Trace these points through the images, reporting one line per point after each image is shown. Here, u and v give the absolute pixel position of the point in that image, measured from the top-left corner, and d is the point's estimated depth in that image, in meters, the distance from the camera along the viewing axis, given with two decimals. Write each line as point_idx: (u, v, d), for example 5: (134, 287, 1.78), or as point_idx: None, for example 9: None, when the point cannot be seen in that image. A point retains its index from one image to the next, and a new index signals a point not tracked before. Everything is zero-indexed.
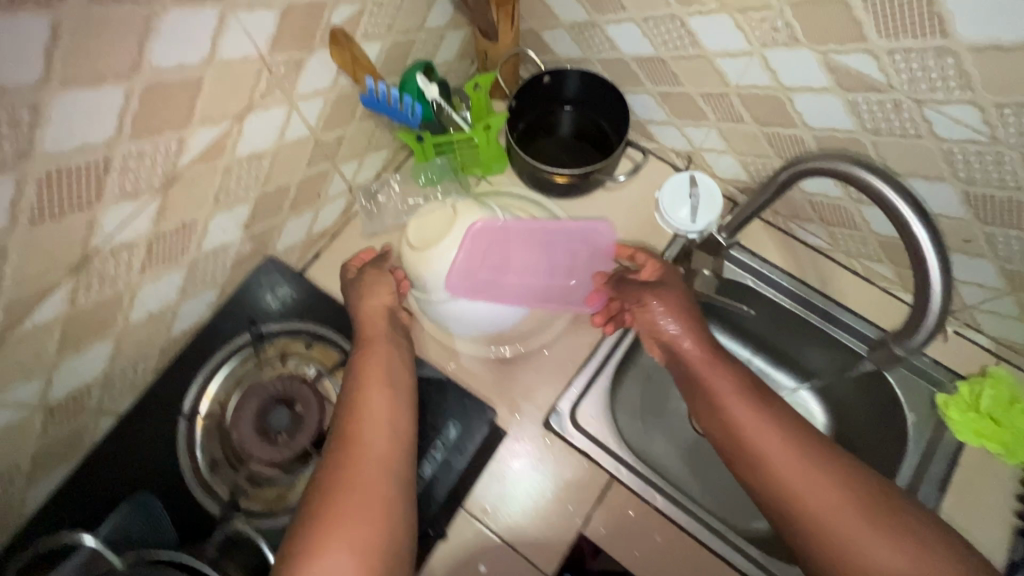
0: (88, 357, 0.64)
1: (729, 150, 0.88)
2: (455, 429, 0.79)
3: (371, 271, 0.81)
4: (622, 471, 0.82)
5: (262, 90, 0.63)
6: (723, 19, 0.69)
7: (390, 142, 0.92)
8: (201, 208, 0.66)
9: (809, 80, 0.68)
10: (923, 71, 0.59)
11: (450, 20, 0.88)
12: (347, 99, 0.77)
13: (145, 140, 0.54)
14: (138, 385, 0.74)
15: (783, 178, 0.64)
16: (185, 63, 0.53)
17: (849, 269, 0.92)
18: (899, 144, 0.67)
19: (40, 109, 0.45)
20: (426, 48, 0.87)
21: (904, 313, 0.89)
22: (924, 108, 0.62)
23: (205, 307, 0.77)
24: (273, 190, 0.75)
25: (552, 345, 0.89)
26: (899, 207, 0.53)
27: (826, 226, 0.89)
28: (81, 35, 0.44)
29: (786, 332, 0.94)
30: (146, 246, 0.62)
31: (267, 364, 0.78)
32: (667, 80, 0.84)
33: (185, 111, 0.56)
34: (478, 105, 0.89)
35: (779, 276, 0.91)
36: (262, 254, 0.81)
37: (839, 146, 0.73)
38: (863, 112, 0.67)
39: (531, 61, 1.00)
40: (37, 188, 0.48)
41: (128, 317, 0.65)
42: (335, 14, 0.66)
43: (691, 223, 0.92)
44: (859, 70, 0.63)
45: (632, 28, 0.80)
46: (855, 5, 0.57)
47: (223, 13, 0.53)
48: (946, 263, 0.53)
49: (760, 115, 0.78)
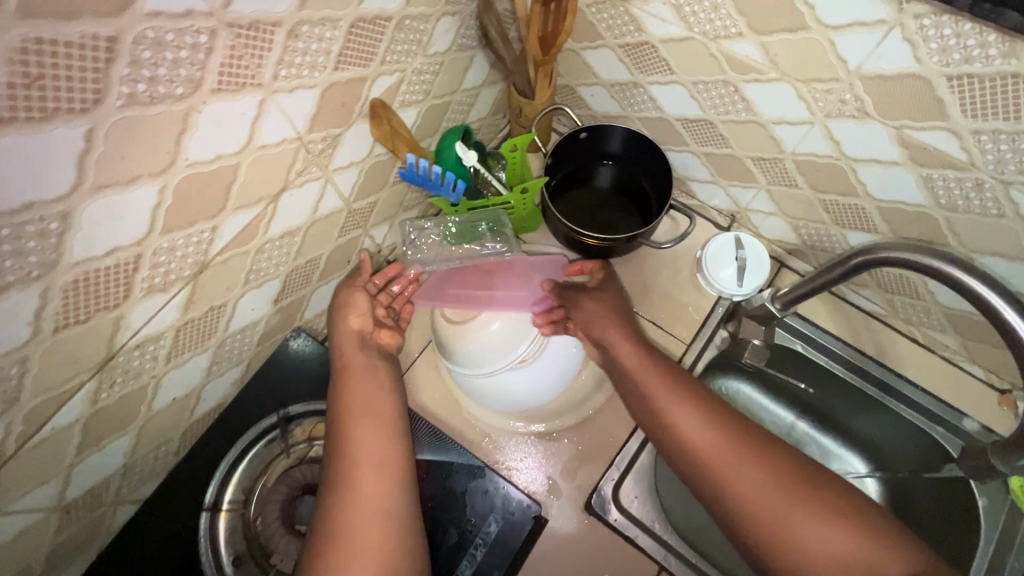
0: (108, 451, 0.60)
1: (778, 213, 0.84)
2: (496, 523, 0.72)
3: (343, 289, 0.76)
4: (672, 560, 0.76)
5: (299, 169, 0.60)
6: (783, 88, 0.65)
7: (421, 202, 0.89)
8: (231, 290, 0.62)
9: (877, 153, 0.64)
10: (1012, 153, 0.54)
11: (486, 78, 0.85)
12: (383, 166, 0.74)
13: (178, 233, 0.51)
14: (158, 470, 0.70)
15: (854, 265, 0.60)
16: (222, 153, 0.50)
17: (907, 336, 0.86)
18: (976, 222, 0.63)
19: (69, 218, 0.41)
20: (461, 107, 0.84)
21: (971, 387, 0.83)
22: (1010, 189, 0.57)
23: (230, 384, 0.73)
24: (304, 262, 0.71)
25: (591, 418, 0.84)
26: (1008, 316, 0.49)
27: (882, 292, 0.84)
28: (116, 139, 0.41)
29: (840, 401, 0.87)
30: (174, 335, 0.58)
31: (295, 449, 0.74)
32: (714, 142, 0.80)
33: (220, 199, 0.53)
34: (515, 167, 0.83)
35: (831, 343, 0.85)
36: (290, 325, 0.77)
37: (906, 220, 0.68)
38: (937, 188, 0.62)
39: (566, 115, 0.96)
40: (63, 294, 0.44)
41: (151, 406, 0.62)
42: (374, 86, 0.63)
43: (737, 287, 0.86)
44: (936, 147, 0.59)
45: (679, 90, 0.76)
46: (939, 84, 0.53)
47: (264, 99, 0.50)
48: None
49: (817, 182, 0.73)
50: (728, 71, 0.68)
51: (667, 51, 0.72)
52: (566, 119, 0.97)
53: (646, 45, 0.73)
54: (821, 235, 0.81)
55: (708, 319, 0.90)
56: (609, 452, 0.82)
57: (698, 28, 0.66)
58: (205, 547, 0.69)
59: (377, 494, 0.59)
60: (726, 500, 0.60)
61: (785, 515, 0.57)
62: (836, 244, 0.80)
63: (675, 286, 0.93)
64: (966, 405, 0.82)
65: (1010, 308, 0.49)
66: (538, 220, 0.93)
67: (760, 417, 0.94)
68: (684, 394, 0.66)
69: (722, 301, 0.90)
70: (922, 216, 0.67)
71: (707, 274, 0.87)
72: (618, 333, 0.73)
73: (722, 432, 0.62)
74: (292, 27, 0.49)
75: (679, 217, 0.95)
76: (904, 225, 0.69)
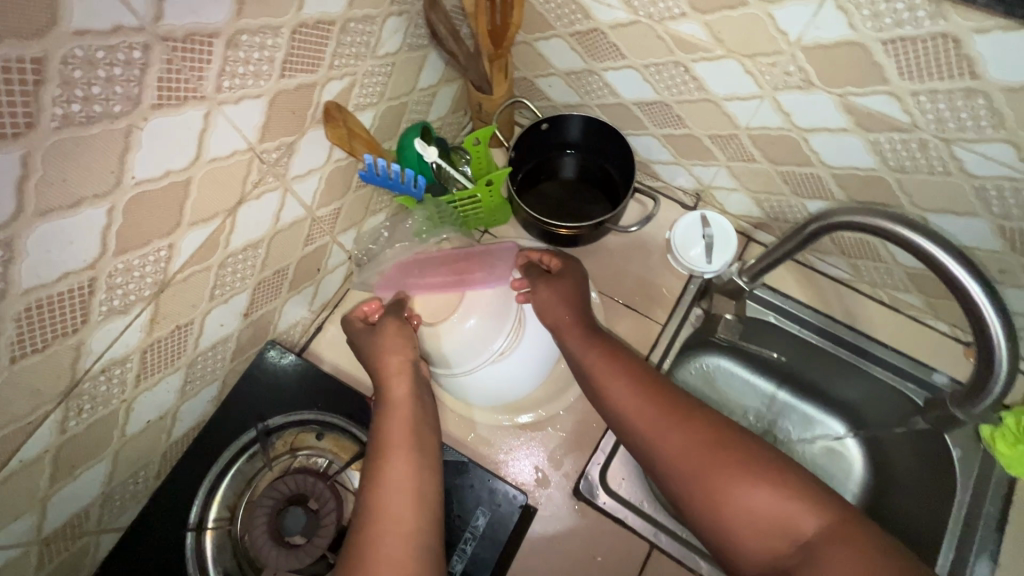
0: (84, 480, 0.59)
1: (740, 187, 0.85)
2: (484, 518, 0.73)
3: (388, 321, 0.71)
4: (662, 537, 0.77)
5: (254, 180, 0.59)
6: (731, 65, 0.66)
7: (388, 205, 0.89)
8: (197, 307, 0.61)
9: (826, 122, 0.65)
10: (950, 111, 0.56)
11: (442, 76, 0.85)
12: (343, 172, 0.73)
13: (132, 254, 0.50)
14: (140, 496, 0.69)
15: (811, 230, 0.61)
16: (171, 169, 0.49)
17: (874, 299, 0.88)
18: (926, 180, 0.64)
19: (14, 244, 0.41)
20: (419, 107, 0.84)
21: (939, 343, 0.85)
22: (953, 146, 0.59)
23: (206, 403, 0.72)
24: (271, 273, 0.71)
25: (574, 406, 0.84)
26: (955, 271, 0.49)
27: (847, 258, 0.85)
28: (54, 161, 0.40)
29: (815, 369, 0.89)
30: (140, 357, 0.57)
31: (277, 461, 0.74)
32: (672, 123, 0.81)
33: (174, 216, 0.52)
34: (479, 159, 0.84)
35: (805, 312, 0.87)
36: (263, 339, 0.77)
37: (860, 184, 0.70)
38: (885, 151, 0.64)
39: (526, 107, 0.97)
40: (16, 323, 0.44)
41: (125, 431, 0.61)
42: (326, 90, 0.63)
43: (706, 264, 0.87)
44: (880, 111, 0.60)
45: (632, 74, 0.77)
46: (875, 50, 0.55)
47: (208, 111, 0.50)
48: (1000, 318, 0.50)
49: (774, 155, 0.75)
50: (676, 52, 0.69)
51: (617, 37, 0.73)
52: (527, 111, 0.97)
53: (596, 31, 0.74)
54: (783, 206, 0.82)
55: (683, 298, 0.91)
56: (593, 437, 0.82)
57: (644, 11, 0.67)
58: (195, 566, 0.68)
59: (410, 516, 0.57)
60: (668, 472, 0.60)
61: (709, 477, 0.57)
62: (798, 214, 0.82)
63: (647, 268, 0.94)
64: (935, 360, 0.84)
65: (956, 262, 0.49)
66: (507, 213, 0.94)
67: (740, 389, 0.95)
68: (621, 370, 0.67)
69: (694, 279, 0.92)
70: (875, 180, 0.68)
71: (676, 253, 0.89)
72: (566, 315, 0.73)
73: (656, 403, 0.63)
74: (231, 37, 0.48)
75: (645, 200, 0.96)
76: (859, 190, 0.71)
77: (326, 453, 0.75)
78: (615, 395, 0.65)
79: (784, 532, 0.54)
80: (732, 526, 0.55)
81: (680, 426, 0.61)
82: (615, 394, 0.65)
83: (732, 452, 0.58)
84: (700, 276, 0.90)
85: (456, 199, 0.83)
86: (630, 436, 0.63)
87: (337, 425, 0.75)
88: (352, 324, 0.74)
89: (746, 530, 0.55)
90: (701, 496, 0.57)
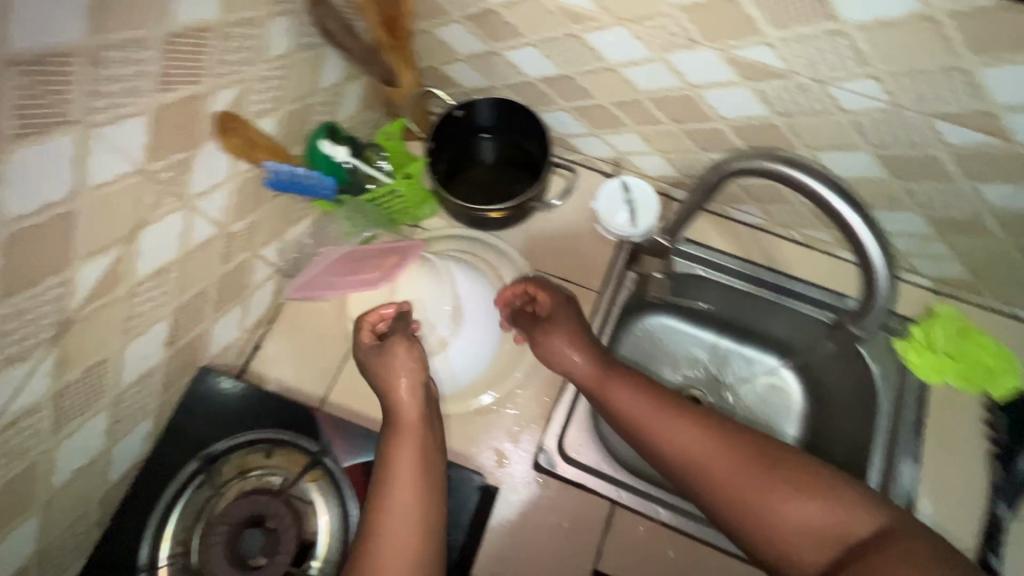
0: (14, 541, 0.56)
1: (653, 150, 0.88)
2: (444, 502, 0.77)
3: (393, 341, 0.71)
4: (623, 494, 0.80)
5: (151, 202, 0.57)
6: (620, 32, 0.68)
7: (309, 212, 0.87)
8: (112, 342, 0.59)
9: (715, 77, 0.69)
10: (820, 54, 0.60)
11: (344, 74, 0.83)
12: (251, 183, 0.71)
13: (21, 296, 0.47)
14: (82, 546, 0.66)
15: (710, 180, 0.64)
16: (51, 201, 0.47)
17: (789, 240, 0.94)
18: (812, 121, 0.68)
19: None
20: (326, 108, 0.82)
21: (851, 272, 0.92)
22: (828, 86, 0.63)
23: (141, 441, 0.70)
24: (191, 297, 0.68)
25: (524, 383, 0.86)
26: (831, 199, 0.54)
27: (759, 204, 0.91)
28: None
29: (746, 313, 0.93)
30: (54, 404, 0.54)
31: (227, 486, 0.71)
32: (579, 95, 0.83)
33: (63, 251, 0.49)
34: (395, 153, 0.84)
35: (727, 260, 0.91)
36: (194, 366, 0.74)
37: (757, 133, 0.74)
38: (772, 98, 0.68)
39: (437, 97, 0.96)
40: None
41: (52, 482, 0.58)
42: (216, 100, 0.61)
43: (633, 227, 0.89)
44: (760, 61, 0.63)
45: (531, 51, 0.78)
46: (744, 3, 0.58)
47: (83, 135, 0.47)
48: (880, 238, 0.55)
49: (676, 114, 0.78)
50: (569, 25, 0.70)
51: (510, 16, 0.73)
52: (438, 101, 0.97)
53: (489, 12, 0.74)
54: (693, 162, 0.86)
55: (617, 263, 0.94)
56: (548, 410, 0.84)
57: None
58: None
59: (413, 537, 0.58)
60: (709, 492, 0.63)
61: (752, 490, 0.60)
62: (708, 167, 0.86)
63: (577, 239, 0.96)
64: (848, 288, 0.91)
65: (833, 191, 0.53)
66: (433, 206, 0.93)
67: (682, 343, 0.98)
68: (648, 395, 0.70)
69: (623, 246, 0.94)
70: (767, 126, 0.72)
71: (603, 221, 0.90)
72: (570, 343, 0.76)
73: (692, 426, 0.66)
74: (93, 54, 0.46)
75: (567, 174, 0.98)
76: (757, 138, 0.75)
77: (279, 469, 0.73)
78: (644, 417, 0.68)
79: (837, 542, 0.57)
80: (782, 523, 0.59)
81: (713, 443, 0.64)
82: (642, 421, 0.68)
83: (763, 469, 0.61)
84: (630, 240, 0.91)
85: (377, 196, 0.84)
86: (661, 461, 0.67)
87: (285, 441, 0.74)
88: (362, 336, 0.74)
89: (784, 536, 0.59)
90: (748, 509, 0.60)
